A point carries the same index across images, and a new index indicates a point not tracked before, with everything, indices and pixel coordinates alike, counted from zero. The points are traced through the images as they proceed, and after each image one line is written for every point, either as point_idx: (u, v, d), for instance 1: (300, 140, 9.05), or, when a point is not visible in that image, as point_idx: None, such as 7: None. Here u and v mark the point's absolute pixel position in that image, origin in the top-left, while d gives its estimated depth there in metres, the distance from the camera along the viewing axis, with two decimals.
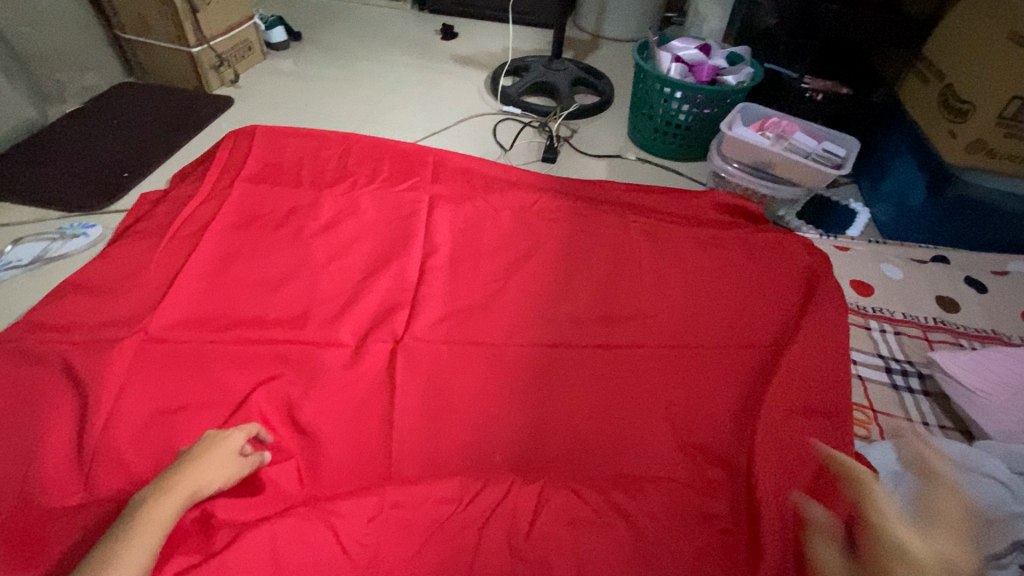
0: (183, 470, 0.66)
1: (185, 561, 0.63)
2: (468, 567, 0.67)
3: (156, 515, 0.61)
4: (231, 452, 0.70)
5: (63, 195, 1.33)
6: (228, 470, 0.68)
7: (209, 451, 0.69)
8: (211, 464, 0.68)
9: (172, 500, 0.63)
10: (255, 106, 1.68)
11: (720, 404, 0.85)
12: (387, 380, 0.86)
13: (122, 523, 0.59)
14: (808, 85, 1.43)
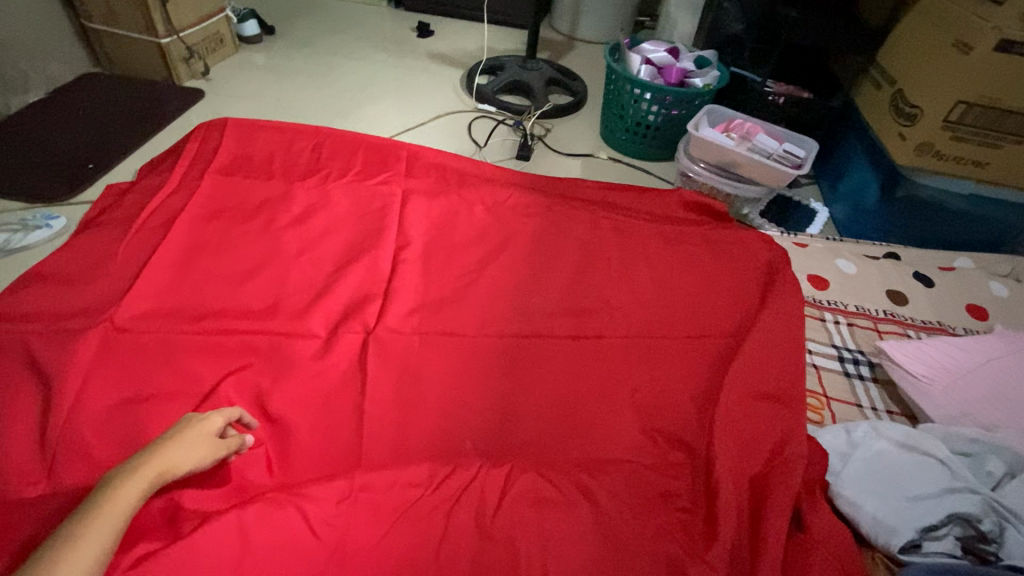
0: (159, 448, 0.66)
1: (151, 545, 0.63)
2: (434, 547, 0.68)
3: (128, 491, 0.60)
4: (208, 435, 0.70)
5: (23, 186, 1.30)
6: (203, 452, 0.68)
7: (185, 431, 0.68)
8: (184, 446, 0.67)
9: (146, 477, 0.62)
10: (226, 99, 1.66)
11: (683, 391, 0.89)
12: (364, 367, 0.87)
13: (90, 499, 0.58)
14: (771, 89, 1.49)
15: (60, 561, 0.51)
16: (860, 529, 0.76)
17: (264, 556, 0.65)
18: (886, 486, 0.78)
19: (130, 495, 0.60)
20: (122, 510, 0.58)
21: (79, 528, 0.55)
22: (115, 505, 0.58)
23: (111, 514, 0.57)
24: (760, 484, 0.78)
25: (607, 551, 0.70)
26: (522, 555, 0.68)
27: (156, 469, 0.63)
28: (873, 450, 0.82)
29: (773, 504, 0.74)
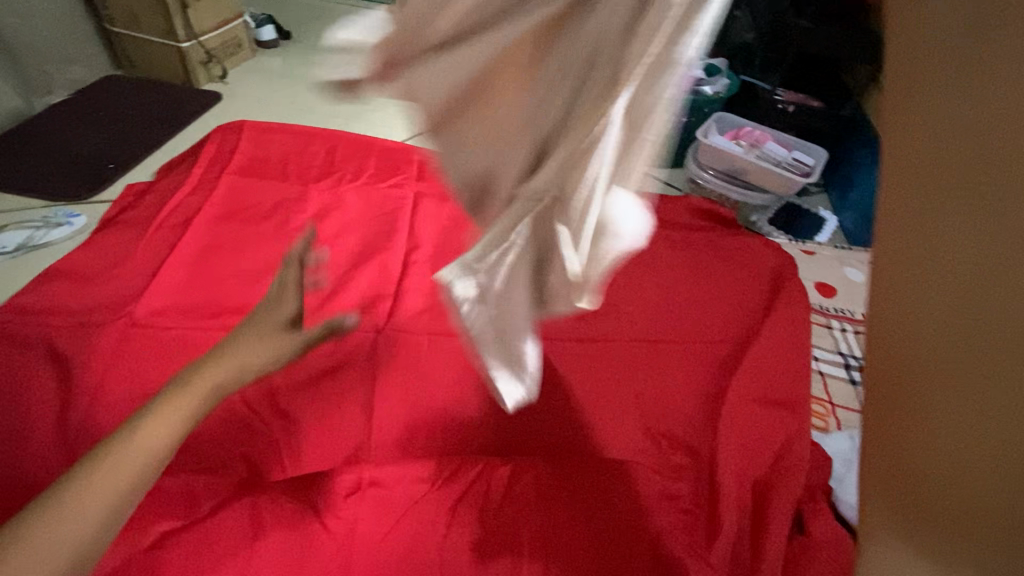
0: (194, 385, 0.64)
1: (170, 525, 0.70)
2: (440, 541, 0.70)
3: (148, 439, 0.59)
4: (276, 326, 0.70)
5: (46, 184, 1.34)
6: (270, 346, 0.68)
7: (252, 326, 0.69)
8: (250, 344, 0.68)
9: (175, 419, 0.61)
10: (244, 102, 1.70)
11: (689, 395, 0.88)
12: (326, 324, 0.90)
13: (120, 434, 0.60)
14: (781, 97, 1.52)
15: (76, 508, 0.55)
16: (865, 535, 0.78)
17: (276, 546, 0.69)
18: None
19: (156, 443, 0.60)
20: (141, 460, 0.59)
21: (99, 473, 0.57)
22: (138, 452, 0.59)
23: (129, 465, 0.58)
24: (761, 488, 0.80)
25: (611, 550, 0.71)
26: (525, 552, 0.70)
27: (184, 413, 0.62)
28: None
29: (771, 506, 0.78)
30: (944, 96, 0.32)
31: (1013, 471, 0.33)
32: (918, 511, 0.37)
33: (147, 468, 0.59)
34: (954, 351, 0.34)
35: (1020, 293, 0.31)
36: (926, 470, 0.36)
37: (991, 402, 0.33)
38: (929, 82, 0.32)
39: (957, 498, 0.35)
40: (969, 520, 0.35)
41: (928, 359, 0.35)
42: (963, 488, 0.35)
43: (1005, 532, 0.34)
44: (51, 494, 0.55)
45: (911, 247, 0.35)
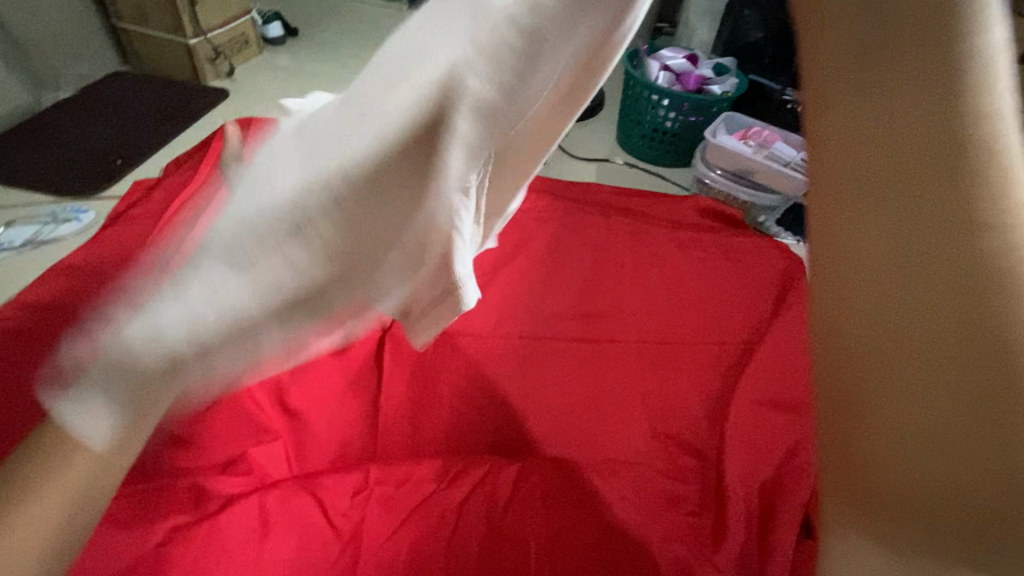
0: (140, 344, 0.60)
1: (179, 520, 0.69)
2: (446, 543, 0.70)
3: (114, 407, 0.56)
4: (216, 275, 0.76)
5: (54, 179, 1.35)
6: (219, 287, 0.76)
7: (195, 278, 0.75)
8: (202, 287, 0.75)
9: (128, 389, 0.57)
10: (251, 100, 1.70)
11: (693, 397, 0.89)
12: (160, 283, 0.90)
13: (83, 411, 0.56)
14: (790, 97, 1.53)
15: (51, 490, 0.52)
16: None
17: (282, 545, 0.68)
18: None
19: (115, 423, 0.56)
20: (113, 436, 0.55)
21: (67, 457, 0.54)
22: (97, 431, 0.55)
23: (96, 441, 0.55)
24: (769, 492, 0.79)
25: (621, 555, 0.71)
26: (531, 554, 0.69)
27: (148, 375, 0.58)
28: None
29: (786, 513, 0.76)
30: (857, 73, 0.33)
31: (960, 435, 0.29)
32: (872, 503, 0.32)
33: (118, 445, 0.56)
34: (894, 315, 0.31)
35: (953, 241, 0.30)
36: (884, 466, 0.31)
37: (946, 374, 0.29)
38: (846, 56, 0.33)
39: (916, 487, 0.30)
40: (918, 501, 0.31)
41: (869, 336, 0.31)
42: (923, 477, 0.30)
43: (961, 520, 0.30)
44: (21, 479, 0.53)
45: (845, 210, 0.33)
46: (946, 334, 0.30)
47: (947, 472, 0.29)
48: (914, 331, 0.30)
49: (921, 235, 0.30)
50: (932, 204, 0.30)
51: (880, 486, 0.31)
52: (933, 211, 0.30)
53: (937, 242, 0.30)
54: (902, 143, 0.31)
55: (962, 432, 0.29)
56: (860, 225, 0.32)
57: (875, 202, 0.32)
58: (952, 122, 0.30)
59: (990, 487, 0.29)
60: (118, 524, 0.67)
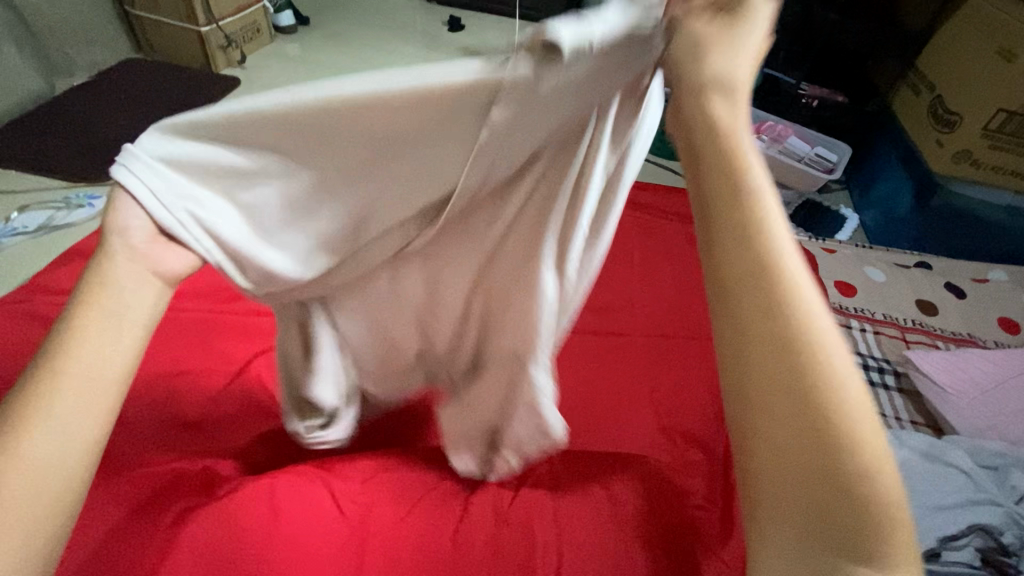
0: (114, 279, 0.45)
1: (190, 502, 0.65)
2: (453, 532, 0.68)
3: (85, 362, 0.40)
4: (121, 276, 0.45)
5: (67, 167, 1.35)
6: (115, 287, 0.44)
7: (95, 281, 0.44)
8: (103, 285, 0.44)
9: (106, 336, 0.42)
10: (261, 88, 1.70)
11: (702, 391, 0.90)
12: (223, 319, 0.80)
13: (36, 380, 0.39)
14: (805, 92, 1.50)
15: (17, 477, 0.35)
16: None
17: (291, 529, 0.64)
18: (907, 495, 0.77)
19: (104, 375, 0.41)
20: (94, 392, 0.40)
21: (39, 431, 0.37)
22: (72, 392, 0.39)
23: (73, 407, 0.39)
24: None
25: (642, 546, 0.67)
26: (538, 544, 0.67)
27: (132, 319, 0.44)
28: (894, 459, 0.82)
29: None
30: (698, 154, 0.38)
31: (815, 442, 0.30)
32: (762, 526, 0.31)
33: (105, 406, 0.40)
34: (750, 342, 0.32)
35: (772, 266, 0.33)
36: (769, 488, 0.31)
37: (789, 394, 0.31)
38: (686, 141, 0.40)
39: (794, 543, 0.30)
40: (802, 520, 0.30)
41: (728, 407, 0.33)
42: (797, 531, 0.30)
43: (836, 530, 0.29)
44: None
45: (711, 256, 0.35)
46: (780, 393, 0.31)
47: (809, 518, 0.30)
48: (765, 394, 0.31)
49: (745, 304, 0.33)
50: (760, 279, 0.33)
51: (767, 548, 0.31)
52: (767, 282, 0.33)
53: (762, 309, 0.32)
54: (729, 199, 0.36)
55: (817, 483, 0.30)
56: (711, 307, 0.35)
57: (725, 280, 0.34)
58: (752, 184, 0.36)
59: (847, 500, 0.29)
60: (129, 504, 0.65)
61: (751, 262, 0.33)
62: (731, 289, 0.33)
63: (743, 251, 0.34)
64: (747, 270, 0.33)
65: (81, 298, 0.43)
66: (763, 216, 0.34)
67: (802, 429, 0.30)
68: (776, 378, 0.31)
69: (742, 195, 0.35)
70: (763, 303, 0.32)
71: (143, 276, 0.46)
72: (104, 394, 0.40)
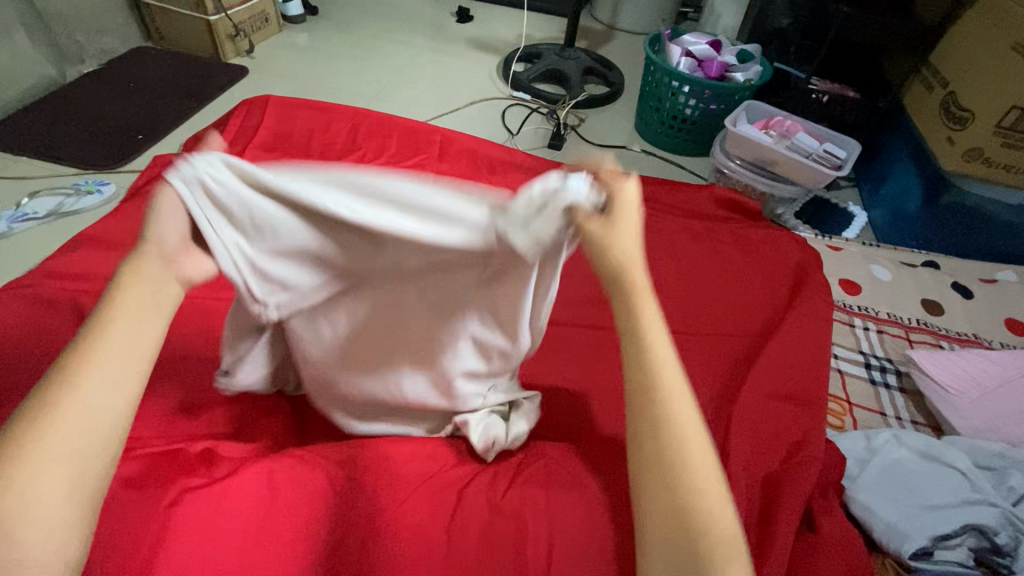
0: (147, 269, 0.48)
1: (192, 482, 0.66)
2: (447, 523, 0.68)
3: (118, 345, 0.44)
4: (157, 268, 0.49)
5: (77, 154, 1.37)
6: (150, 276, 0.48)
7: (133, 270, 0.48)
8: (140, 275, 0.48)
9: (137, 323, 0.45)
10: (270, 77, 1.71)
11: (702, 385, 0.91)
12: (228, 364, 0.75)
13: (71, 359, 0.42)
14: (815, 86, 1.48)
15: (54, 446, 0.38)
16: (871, 533, 0.76)
17: (288, 510, 0.65)
18: (901, 493, 0.78)
19: (131, 359, 0.44)
20: (124, 372, 0.43)
21: (74, 406, 0.40)
22: (104, 372, 0.42)
23: (105, 384, 0.42)
24: (773, 481, 0.79)
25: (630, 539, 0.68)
26: (530, 532, 0.67)
27: (158, 307, 0.47)
28: (891, 458, 0.82)
29: (784, 503, 0.74)
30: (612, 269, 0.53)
31: (676, 474, 0.45)
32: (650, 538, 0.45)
33: (131, 385, 0.43)
34: (640, 402, 0.48)
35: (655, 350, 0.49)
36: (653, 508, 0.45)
37: (663, 438, 0.46)
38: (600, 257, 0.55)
39: (664, 560, 0.43)
40: (671, 533, 0.44)
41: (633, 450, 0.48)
42: (669, 550, 0.43)
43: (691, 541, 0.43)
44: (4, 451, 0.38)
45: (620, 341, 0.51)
46: (657, 439, 0.46)
47: (672, 542, 0.43)
48: (649, 439, 0.47)
49: (643, 394, 0.48)
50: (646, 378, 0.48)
51: (650, 557, 0.45)
52: (650, 361, 0.49)
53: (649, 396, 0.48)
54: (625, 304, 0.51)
55: (678, 503, 0.44)
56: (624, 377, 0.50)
57: (630, 359, 0.50)
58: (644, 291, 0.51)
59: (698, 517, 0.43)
60: (130, 483, 0.65)
61: (646, 365, 0.49)
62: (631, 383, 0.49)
63: (637, 339, 0.50)
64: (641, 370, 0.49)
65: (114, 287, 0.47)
66: (653, 329, 0.50)
67: (670, 479, 0.45)
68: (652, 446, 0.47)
69: (642, 316, 0.50)
70: (648, 377, 0.48)
71: (170, 279, 0.50)
72: (134, 373, 0.44)
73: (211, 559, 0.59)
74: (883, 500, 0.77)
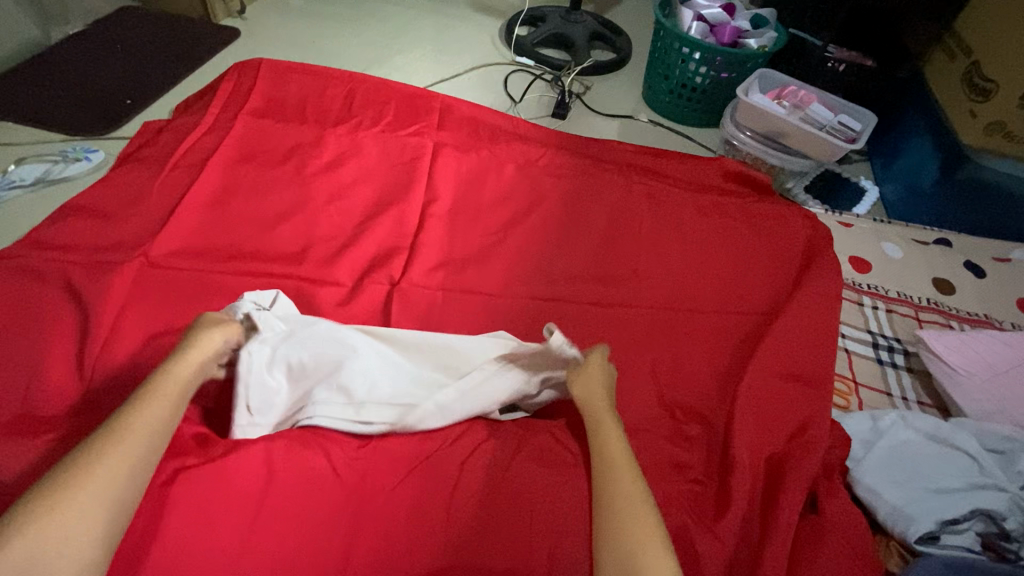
0: (191, 355, 0.66)
1: (184, 463, 0.64)
2: (446, 503, 0.67)
3: (151, 412, 0.58)
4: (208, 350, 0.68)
5: (64, 119, 1.32)
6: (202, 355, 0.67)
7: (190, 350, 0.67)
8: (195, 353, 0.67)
9: (166, 399, 0.61)
10: (262, 40, 1.64)
11: (706, 366, 0.89)
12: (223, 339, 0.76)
13: (113, 420, 0.57)
14: (832, 54, 1.41)
15: (94, 486, 0.51)
16: (877, 515, 0.75)
17: (286, 491, 0.64)
18: (907, 476, 0.77)
19: (156, 424, 0.58)
20: (150, 433, 0.57)
21: (113, 461, 0.53)
22: (136, 432, 0.56)
23: (134, 442, 0.55)
24: (777, 462, 0.78)
25: None
26: (532, 515, 0.66)
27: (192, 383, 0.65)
28: (899, 441, 0.81)
29: (790, 486, 0.74)
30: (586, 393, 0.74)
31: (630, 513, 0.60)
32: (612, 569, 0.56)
33: (150, 443, 0.56)
34: (604, 465, 0.65)
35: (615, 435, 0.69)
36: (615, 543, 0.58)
37: (620, 487, 0.62)
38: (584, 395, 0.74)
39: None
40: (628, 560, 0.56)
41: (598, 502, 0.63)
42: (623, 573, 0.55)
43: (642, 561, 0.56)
44: (53, 492, 0.50)
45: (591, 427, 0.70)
46: (616, 490, 0.62)
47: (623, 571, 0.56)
48: (611, 489, 0.63)
49: (605, 460, 0.66)
50: (611, 450, 0.67)
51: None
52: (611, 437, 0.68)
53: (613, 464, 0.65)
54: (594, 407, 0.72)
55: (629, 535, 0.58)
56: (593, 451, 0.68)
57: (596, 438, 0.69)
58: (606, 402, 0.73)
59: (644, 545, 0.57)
60: None
61: (608, 441, 0.68)
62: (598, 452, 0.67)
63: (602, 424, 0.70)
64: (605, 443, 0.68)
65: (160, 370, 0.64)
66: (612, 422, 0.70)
67: (627, 517, 0.59)
68: (615, 495, 0.62)
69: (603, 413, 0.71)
70: (611, 449, 0.67)
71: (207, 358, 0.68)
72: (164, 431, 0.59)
73: (208, 542, 0.58)
74: (889, 482, 0.76)
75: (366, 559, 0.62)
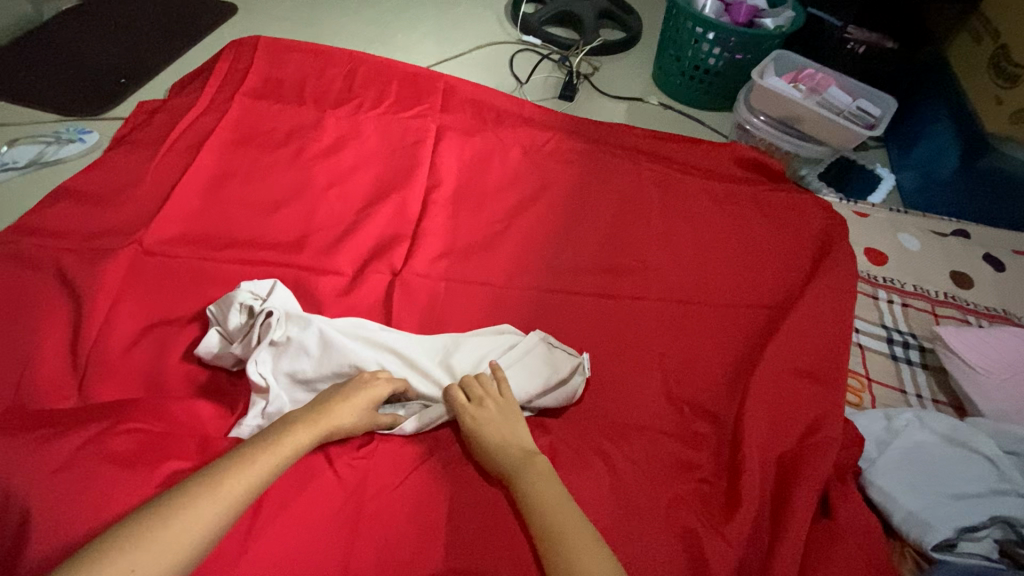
0: (319, 423, 0.64)
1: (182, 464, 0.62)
2: (449, 505, 0.66)
3: (246, 478, 0.55)
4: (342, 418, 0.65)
5: (56, 99, 1.28)
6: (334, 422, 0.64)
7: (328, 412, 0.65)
8: (328, 417, 0.64)
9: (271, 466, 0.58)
10: (261, 16, 1.58)
11: (716, 362, 0.87)
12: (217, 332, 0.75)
13: (222, 465, 0.56)
14: (852, 35, 1.35)
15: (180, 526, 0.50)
16: (891, 520, 0.73)
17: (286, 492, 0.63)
18: (923, 479, 0.75)
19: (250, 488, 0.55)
20: (236, 504, 0.54)
21: (202, 504, 0.52)
22: (224, 497, 0.53)
23: (219, 506, 0.53)
24: (787, 461, 0.76)
25: (630, 527, 0.67)
26: None
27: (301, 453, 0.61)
28: (912, 442, 0.79)
29: (801, 486, 0.72)
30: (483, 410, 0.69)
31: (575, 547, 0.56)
32: None
33: (228, 516, 0.53)
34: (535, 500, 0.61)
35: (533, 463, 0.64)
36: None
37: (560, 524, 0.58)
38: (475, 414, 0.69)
39: None
40: None
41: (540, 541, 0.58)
42: None
43: None
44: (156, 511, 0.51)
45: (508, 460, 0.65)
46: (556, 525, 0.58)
47: None
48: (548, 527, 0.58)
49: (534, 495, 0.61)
50: (550, 513, 0.59)
51: None
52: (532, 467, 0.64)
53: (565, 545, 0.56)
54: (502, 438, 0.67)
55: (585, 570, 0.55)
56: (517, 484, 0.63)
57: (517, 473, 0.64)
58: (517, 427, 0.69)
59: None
60: (118, 461, 0.60)
61: (529, 471, 0.63)
62: (539, 530, 0.59)
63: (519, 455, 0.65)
64: (560, 522, 0.59)
65: (284, 424, 0.63)
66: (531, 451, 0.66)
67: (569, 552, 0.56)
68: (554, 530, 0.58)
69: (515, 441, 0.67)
70: (535, 480, 0.62)
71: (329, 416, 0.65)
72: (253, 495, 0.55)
73: None
74: (901, 488, 0.74)
75: (368, 560, 0.61)
